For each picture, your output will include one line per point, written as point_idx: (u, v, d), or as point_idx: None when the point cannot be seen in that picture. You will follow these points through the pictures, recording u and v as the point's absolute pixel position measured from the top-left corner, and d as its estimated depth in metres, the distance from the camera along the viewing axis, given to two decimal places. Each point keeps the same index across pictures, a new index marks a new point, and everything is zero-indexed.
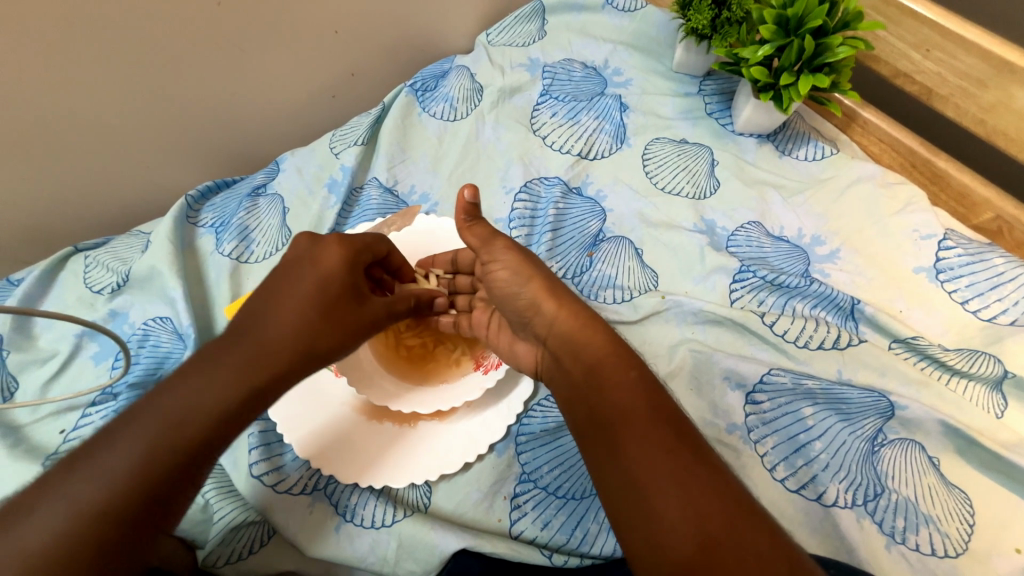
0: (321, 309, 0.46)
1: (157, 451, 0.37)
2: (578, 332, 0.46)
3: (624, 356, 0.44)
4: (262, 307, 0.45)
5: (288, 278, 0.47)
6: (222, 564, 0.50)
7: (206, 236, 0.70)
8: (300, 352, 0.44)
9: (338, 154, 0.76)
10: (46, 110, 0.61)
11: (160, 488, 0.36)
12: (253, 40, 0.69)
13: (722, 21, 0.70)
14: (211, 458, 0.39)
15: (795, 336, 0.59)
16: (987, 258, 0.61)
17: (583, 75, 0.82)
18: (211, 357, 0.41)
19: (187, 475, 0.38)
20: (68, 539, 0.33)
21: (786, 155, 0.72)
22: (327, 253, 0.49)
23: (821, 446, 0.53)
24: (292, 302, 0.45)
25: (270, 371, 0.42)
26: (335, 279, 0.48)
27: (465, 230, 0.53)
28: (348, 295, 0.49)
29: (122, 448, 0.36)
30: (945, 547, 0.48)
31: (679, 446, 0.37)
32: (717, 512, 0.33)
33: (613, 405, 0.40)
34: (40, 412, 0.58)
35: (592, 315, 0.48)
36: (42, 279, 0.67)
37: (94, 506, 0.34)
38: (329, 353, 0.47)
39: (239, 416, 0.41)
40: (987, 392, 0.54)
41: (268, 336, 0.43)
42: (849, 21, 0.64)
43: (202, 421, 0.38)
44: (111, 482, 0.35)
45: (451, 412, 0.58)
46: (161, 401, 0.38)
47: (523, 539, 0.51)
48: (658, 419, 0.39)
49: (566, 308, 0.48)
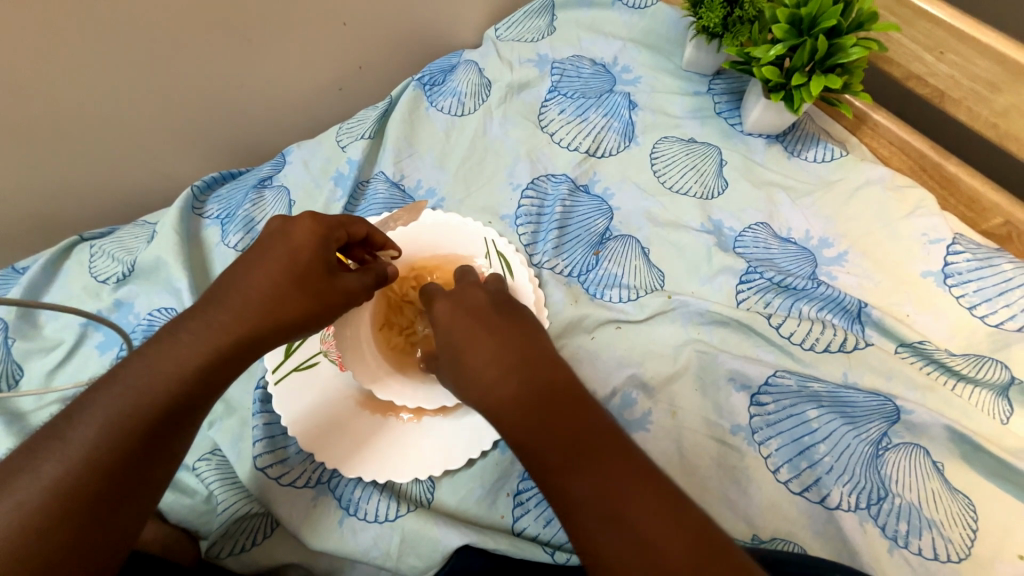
0: (290, 285, 0.45)
1: (119, 425, 0.37)
2: (502, 380, 0.41)
3: (569, 403, 0.40)
4: (230, 283, 0.44)
5: (256, 255, 0.46)
6: (225, 555, 0.51)
7: (211, 227, 0.70)
8: (263, 325, 0.44)
9: (345, 147, 0.76)
10: (54, 98, 0.61)
11: (125, 464, 0.36)
12: (262, 30, 0.68)
13: (734, 19, 0.69)
14: (180, 433, 0.40)
15: (801, 338, 0.59)
16: (996, 264, 0.60)
17: (592, 71, 0.81)
18: (174, 329, 0.41)
19: (153, 451, 0.38)
20: (32, 514, 0.33)
21: (795, 156, 0.72)
22: (297, 228, 0.47)
23: (826, 448, 0.53)
24: (257, 276, 0.44)
25: (230, 341, 0.42)
26: (304, 251, 0.46)
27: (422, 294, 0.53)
28: (320, 269, 0.47)
29: (86, 421, 0.37)
30: (947, 552, 0.48)
31: (635, 496, 0.34)
32: (672, 555, 0.32)
33: (546, 451, 0.37)
34: (44, 401, 0.58)
35: (515, 364, 0.42)
36: (47, 267, 0.67)
37: (57, 481, 0.34)
38: (298, 325, 0.46)
39: (203, 389, 0.41)
40: (993, 397, 0.54)
41: (239, 312, 0.43)
42: (863, 22, 0.63)
43: (166, 394, 0.39)
44: (76, 458, 0.35)
45: (454, 408, 0.57)
46: (126, 374, 0.39)
47: (525, 536, 0.51)
48: (615, 466, 0.36)
49: (489, 358, 0.43)
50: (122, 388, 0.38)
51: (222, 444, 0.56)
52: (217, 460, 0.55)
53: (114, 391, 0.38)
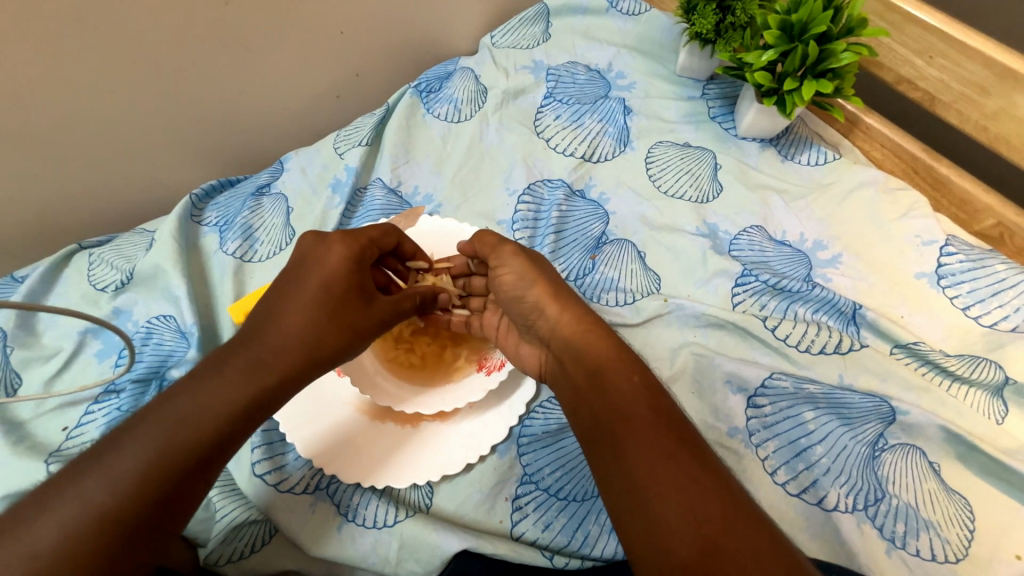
0: (325, 316, 0.47)
1: (165, 456, 0.37)
2: (584, 336, 0.47)
3: (627, 361, 0.44)
4: (272, 313, 0.46)
5: (293, 281, 0.48)
6: (223, 563, 0.50)
7: (210, 235, 0.71)
8: (305, 357, 0.45)
9: (343, 154, 0.76)
10: (53, 107, 0.61)
11: (169, 492, 0.37)
12: (260, 39, 0.69)
13: (726, 26, 0.71)
14: (220, 462, 0.40)
15: (797, 340, 0.59)
16: (988, 265, 0.61)
17: (587, 78, 0.82)
18: (220, 365, 0.43)
19: (197, 479, 0.39)
20: (79, 537, 0.34)
21: (788, 160, 0.72)
22: (330, 255, 0.49)
23: (822, 450, 0.53)
24: (297, 305, 0.46)
25: (277, 376, 0.44)
26: (336, 281, 0.48)
27: (476, 240, 0.56)
28: (355, 296, 0.49)
29: (132, 449, 0.37)
30: (945, 552, 0.48)
31: (681, 452, 0.37)
32: (720, 522, 0.33)
33: (621, 395, 0.41)
34: (42, 408, 0.58)
35: (596, 320, 0.49)
36: (46, 276, 0.67)
37: (103, 507, 0.35)
38: (335, 356, 0.47)
39: (246, 424, 0.42)
40: (987, 398, 0.54)
41: (278, 343, 0.44)
42: (853, 28, 0.63)
43: (212, 429, 0.39)
44: (121, 485, 0.36)
45: (453, 413, 0.58)
46: (173, 407, 0.39)
47: (524, 541, 0.51)
48: (660, 422, 0.39)
49: (569, 311, 0.49)
50: (169, 420, 0.39)
51: None
52: None
53: (159, 424, 0.38)
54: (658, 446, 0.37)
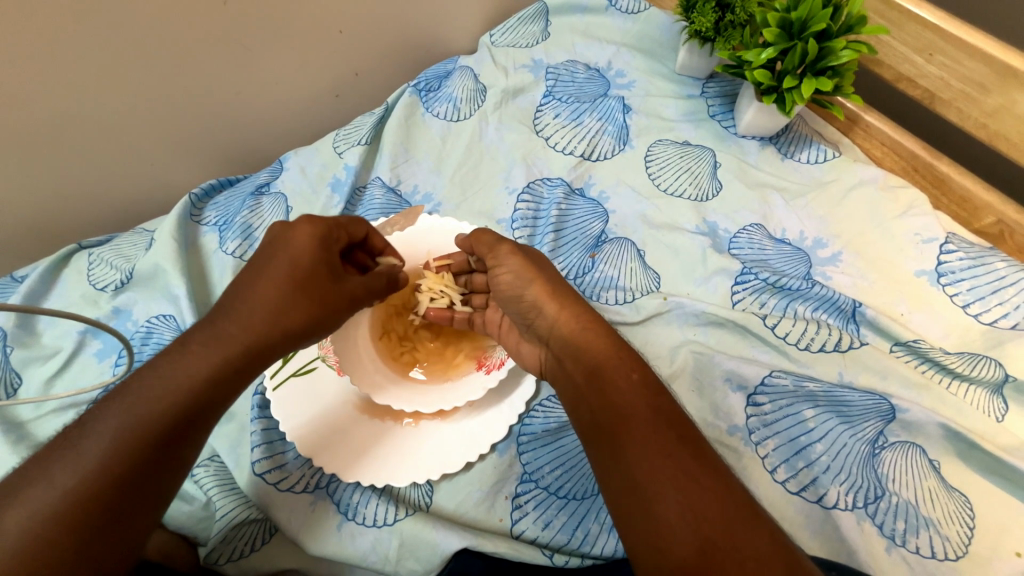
0: (294, 291, 0.46)
1: (131, 432, 0.37)
2: (583, 334, 0.47)
3: (626, 358, 0.44)
4: (239, 289, 0.45)
5: (261, 261, 0.47)
6: (224, 562, 0.50)
7: (209, 235, 0.71)
8: (272, 328, 0.45)
9: (342, 153, 0.76)
10: (52, 107, 0.61)
11: (138, 471, 0.37)
12: (259, 38, 0.69)
13: (725, 24, 0.70)
14: (192, 439, 0.40)
15: (796, 338, 0.59)
16: (988, 263, 0.61)
17: (586, 76, 0.82)
18: (185, 341, 0.42)
19: (165, 456, 0.38)
20: (49, 520, 0.34)
21: (788, 158, 0.72)
22: (297, 235, 0.48)
23: (822, 448, 0.53)
24: (264, 280, 0.46)
25: (243, 348, 0.43)
26: (303, 256, 0.48)
27: (474, 239, 0.55)
28: (324, 271, 0.48)
29: (100, 429, 0.37)
30: (945, 550, 0.48)
31: (680, 451, 0.37)
32: (720, 521, 0.33)
33: (620, 394, 0.41)
34: (43, 409, 0.58)
35: (594, 318, 0.48)
36: (46, 276, 0.67)
37: (73, 489, 0.35)
38: (306, 330, 0.47)
39: (216, 397, 0.41)
40: (987, 395, 0.54)
41: (246, 318, 0.44)
42: (852, 26, 0.63)
43: (179, 403, 0.39)
44: (90, 465, 0.36)
45: (453, 412, 0.58)
46: (139, 385, 0.39)
47: (524, 540, 0.51)
48: (659, 421, 0.39)
49: (567, 309, 0.49)
50: (136, 398, 0.38)
51: (221, 453, 0.56)
52: (216, 466, 0.55)
53: (124, 402, 0.38)
54: (657, 444, 0.37)
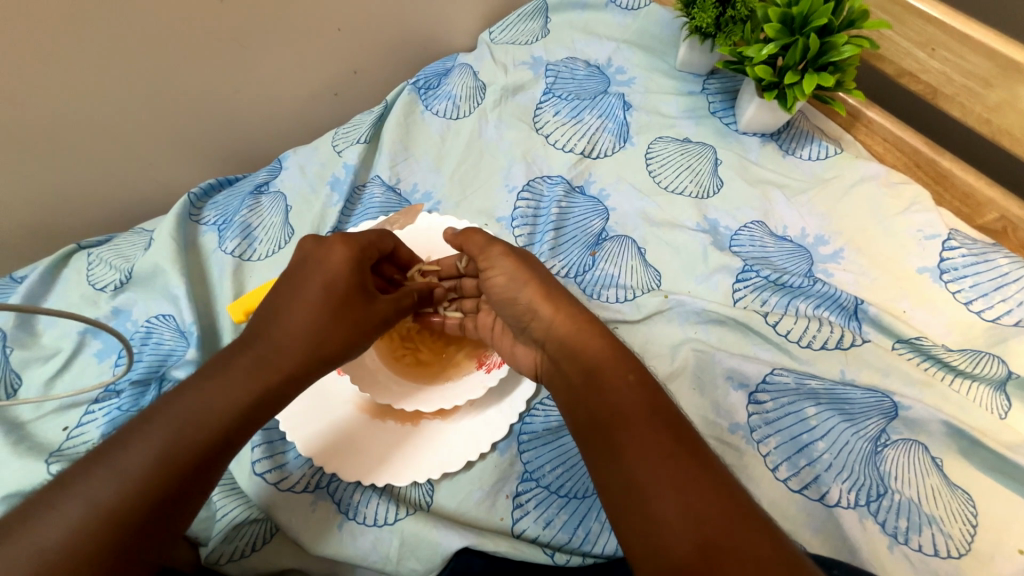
0: (329, 317, 0.47)
1: (172, 452, 0.38)
2: (580, 336, 0.47)
3: (623, 360, 0.44)
4: (275, 313, 0.46)
5: (294, 284, 0.48)
6: (224, 561, 0.50)
7: (208, 234, 0.70)
8: (309, 356, 0.46)
9: (341, 152, 0.76)
10: (50, 107, 0.61)
11: (174, 490, 0.37)
12: (257, 36, 0.68)
13: (726, 19, 0.70)
14: (225, 461, 0.41)
15: (798, 336, 0.59)
16: (991, 259, 0.61)
17: (586, 73, 0.81)
18: (224, 366, 0.43)
19: (202, 478, 0.39)
20: (85, 537, 0.34)
21: (789, 154, 0.72)
22: (333, 255, 0.49)
23: (824, 445, 0.53)
24: (303, 305, 0.47)
25: (281, 376, 0.44)
26: (340, 280, 0.48)
27: (464, 241, 0.55)
28: (357, 296, 0.49)
29: (139, 449, 0.37)
30: (948, 548, 0.47)
31: (678, 451, 0.37)
32: (719, 523, 0.33)
33: (617, 397, 0.41)
34: (43, 409, 0.58)
35: (591, 319, 0.48)
36: (45, 276, 0.67)
37: (109, 507, 0.35)
38: (338, 355, 0.48)
39: (251, 423, 0.42)
40: (990, 392, 0.54)
41: (283, 345, 0.45)
42: (854, 20, 0.63)
43: (216, 428, 0.40)
44: (128, 483, 0.36)
45: (453, 411, 0.58)
46: (178, 407, 0.40)
47: (525, 538, 0.51)
48: (656, 421, 0.39)
49: (561, 310, 0.49)
50: (175, 420, 0.39)
51: None
52: None
53: (162, 422, 0.39)
54: (656, 446, 0.37)
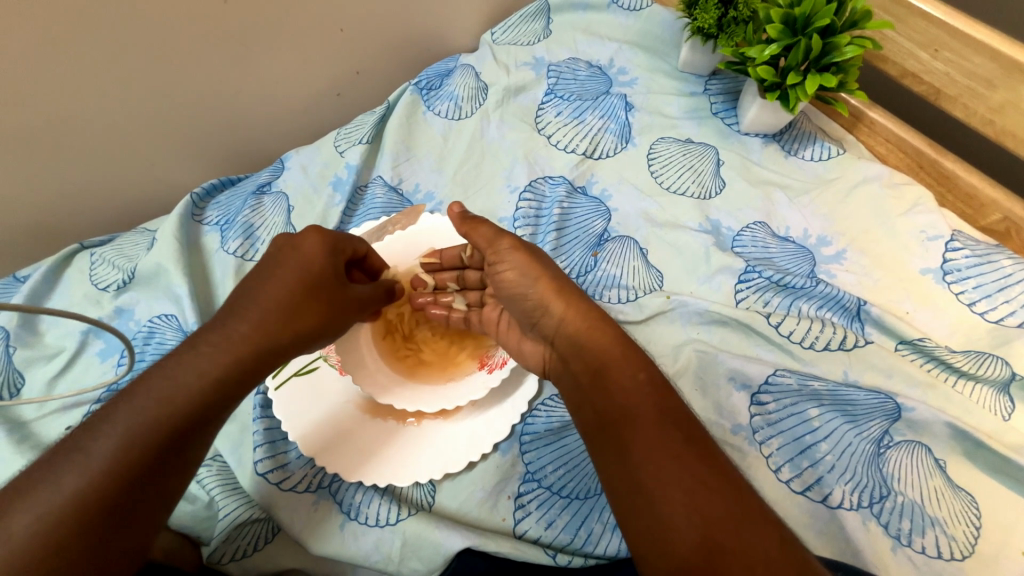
0: (303, 296, 0.48)
1: (143, 434, 0.38)
2: (588, 332, 0.47)
3: (631, 358, 0.44)
4: (245, 297, 0.46)
5: (268, 267, 0.49)
6: (227, 561, 0.50)
7: (211, 234, 0.71)
8: (279, 335, 0.46)
9: (344, 152, 0.76)
10: (52, 107, 0.61)
11: (144, 472, 0.37)
12: (260, 37, 0.69)
13: (728, 20, 0.70)
14: (197, 443, 0.40)
15: (801, 337, 0.59)
16: (994, 260, 0.60)
17: (588, 74, 0.81)
18: (192, 348, 0.43)
19: (171, 461, 0.38)
20: (54, 523, 0.33)
21: (791, 155, 0.72)
22: (307, 242, 0.50)
23: (827, 447, 0.53)
24: (275, 284, 0.47)
25: (251, 355, 0.44)
26: (314, 263, 0.49)
27: (472, 232, 0.54)
28: (332, 278, 0.50)
29: (107, 432, 0.37)
30: (951, 550, 0.47)
31: (687, 452, 0.37)
32: (726, 527, 0.33)
33: (624, 397, 0.41)
34: (45, 409, 0.58)
35: (602, 316, 0.48)
36: (48, 276, 0.67)
37: (76, 493, 0.35)
38: (314, 333, 0.49)
39: (222, 403, 0.42)
40: (994, 394, 0.54)
41: (253, 320, 0.45)
42: (857, 21, 0.63)
43: (187, 403, 0.40)
44: (96, 467, 0.36)
45: (455, 411, 0.58)
46: (146, 389, 0.39)
47: (527, 539, 0.50)
48: (665, 421, 0.39)
49: (573, 306, 0.49)
50: (142, 403, 0.39)
51: (224, 453, 0.56)
52: (219, 466, 0.55)
53: (127, 406, 0.38)
54: (664, 446, 0.37)
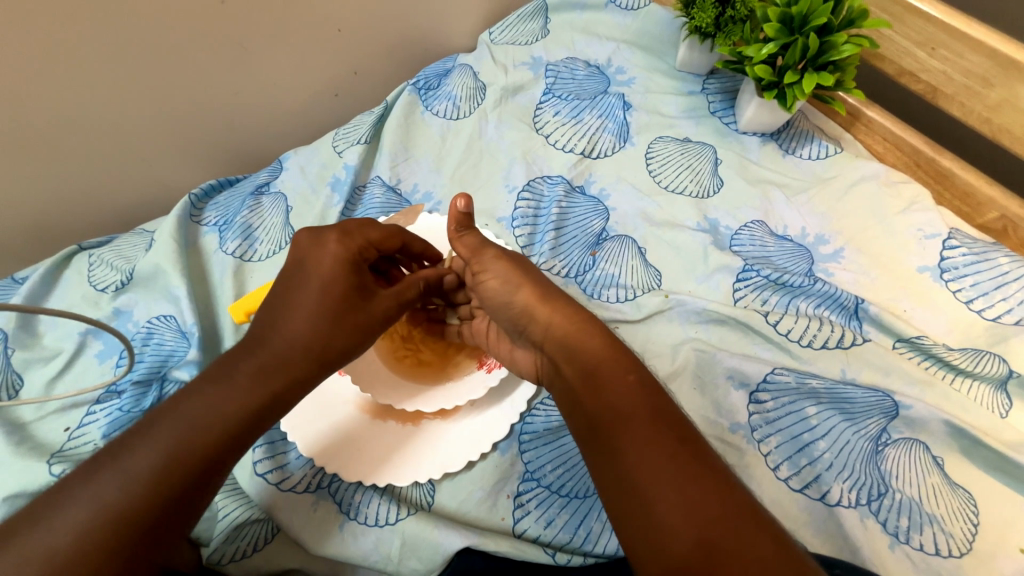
0: (331, 320, 0.47)
1: (174, 459, 0.38)
2: (579, 336, 0.47)
3: (621, 359, 0.44)
4: (276, 318, 0.46)
5: (295, 285, 0.48)
6: (226, 562, 0.50)
7: (209, 235, 0.71)
8: (313, 360, 0.45)
9: (342, 152, 0.76)
10: (50, 108, 0.61)
11: (174, 497, 0.37)
12: (258, 38, 0.69)
13: (726, 19, 0.70)
14: (229, 465, 0.41)
15: (799, 335, 0.59)
16: (992, 258, 0.61)
17: (586, 73, 0.81)
18: (225, 372, 0.43)
19: (201, 485, 0.38)
20: (88, 542, 0.34)
21: (789, 154, 0.72)
22: (329, 258, 0.49)
23: (825, 445, 0.53)
24: (302, 307, 0.46)
25: (287, 380, 0.44)
26: (337, 283, 0.48)
27: (455, 241, 0.54)
28: (357, 296, 0.49)
29: (139, 456, 0.37)
30: (949, 547, 0.47)
31: (680, 452, 0.37)
32: (721, 526, 0.33)
33: (614, 401, 0.41)
34: (44, 410, 0.58)
35: (588, 317, 0.48)
36: (46, 277, 0.67)
37: (113, 513, 0.35)
38: (343, 356, 0.48)
39: (256, 426, 0.42)
40: (991, 391, 0.54)
41: (280, 346, 0.45)
42: (854, 19, 0.63)
43: (218, 430, 0.40)
44: (129, 488, 0.36)
45: (454, 411, 0.58)
46: (180, 410, 0.40)
47: (526, 538, 0.51)
48: (657, 422, 0.39)
49: (558, 311, 0.49)
50: (175, 425, 0.39)
51: None
52: None
53: (161, 425, 0.39)
54: (656, 447, 0.37)
